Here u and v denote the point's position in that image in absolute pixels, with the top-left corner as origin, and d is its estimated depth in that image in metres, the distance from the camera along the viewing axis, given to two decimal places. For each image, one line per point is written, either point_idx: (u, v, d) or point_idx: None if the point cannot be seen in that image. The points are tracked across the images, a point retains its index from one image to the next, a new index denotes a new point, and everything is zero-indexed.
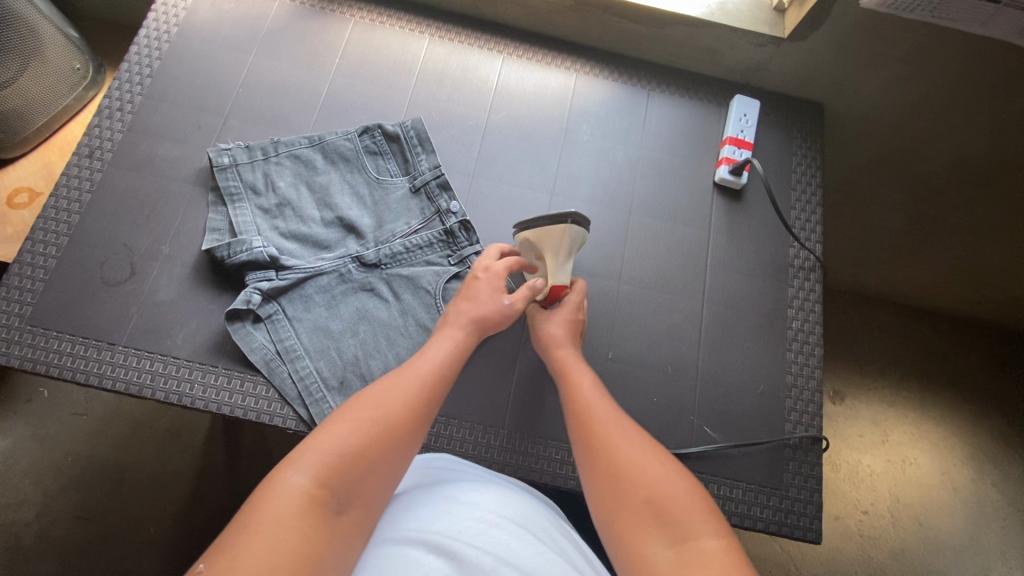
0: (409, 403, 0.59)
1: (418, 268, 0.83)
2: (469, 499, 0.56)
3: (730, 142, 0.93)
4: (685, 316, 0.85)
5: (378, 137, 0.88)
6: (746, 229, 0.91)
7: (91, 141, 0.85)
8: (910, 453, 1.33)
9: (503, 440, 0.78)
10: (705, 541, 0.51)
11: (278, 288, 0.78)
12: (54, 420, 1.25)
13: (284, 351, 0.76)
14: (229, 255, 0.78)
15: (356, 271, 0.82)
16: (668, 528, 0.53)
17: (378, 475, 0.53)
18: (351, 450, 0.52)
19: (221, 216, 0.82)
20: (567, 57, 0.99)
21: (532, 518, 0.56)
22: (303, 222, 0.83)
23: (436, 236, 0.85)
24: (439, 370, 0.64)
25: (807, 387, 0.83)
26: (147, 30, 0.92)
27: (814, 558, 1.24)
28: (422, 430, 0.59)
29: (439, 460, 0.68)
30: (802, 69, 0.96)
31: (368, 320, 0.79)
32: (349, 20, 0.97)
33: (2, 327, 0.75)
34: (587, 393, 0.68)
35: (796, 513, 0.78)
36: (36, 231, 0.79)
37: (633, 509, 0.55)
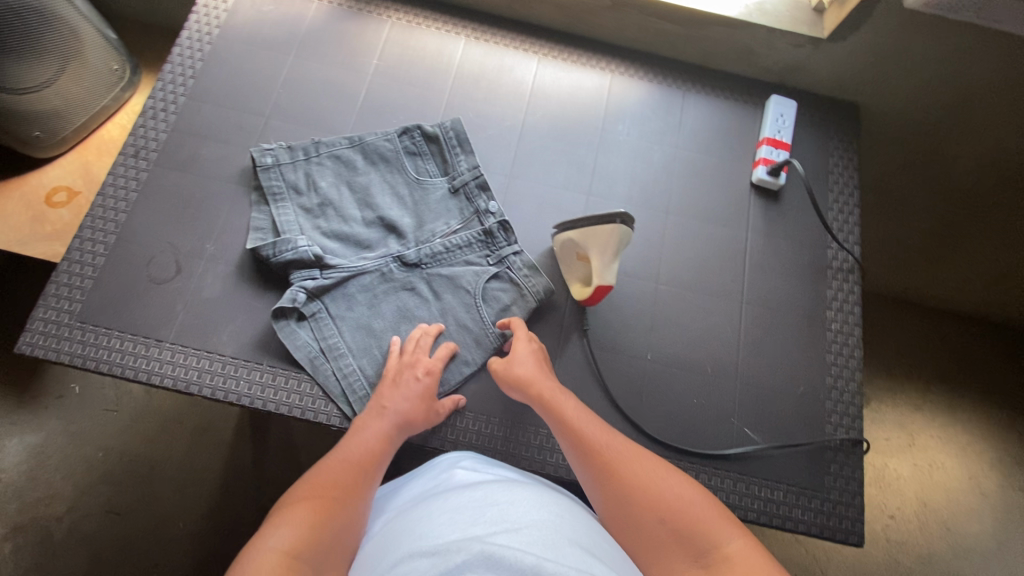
0: (351, 478, 0.62)
1: (457, 269, 0.83)
2: (502, 502, 0.55)
3: (767, 143, 0.93)
4: (724, 317, 0.85)
5: (417, 138, 0.88)
6: (784, 230, 0.90)
7: (136, 140, 0.86)
8: (937, 458, 1.32)
9: (543, 439, 0.78)
10: (729, 545, 0.55)
11: (321, 288, 0.78)
12: (86, 415, 1.27)
13: (328, 349, 0.77)
14: (274, 254, 0.79)
15: (397, 271, 0.82)
16: (690, 542, 0.56)
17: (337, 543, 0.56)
18: (308, 525, 0.55)
19: (265, 216, 0.83)
20: (601, 58, 0.99)
21: (569, 520, 0.55)
22: (344, 221, 0.84)
23: (476, 237, 0.84)
24: (377, 442, 0.68)
25: (847, 389, 0.83)
26: (189, 31, 0.93)
27: (840, 561, 1.23)
28: (366, 500, 0.62)
29: (468, 465, 0.68)
30: (840, 69, 0.96)
31: (410, 319, 0.80)
32: (385, 20, 0.97)
33: (52, 323, 0.76)
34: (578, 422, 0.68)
35: (838, 516, 0.77)
36: (84, 229, 0.81)
37: (653, 532, 0.58)
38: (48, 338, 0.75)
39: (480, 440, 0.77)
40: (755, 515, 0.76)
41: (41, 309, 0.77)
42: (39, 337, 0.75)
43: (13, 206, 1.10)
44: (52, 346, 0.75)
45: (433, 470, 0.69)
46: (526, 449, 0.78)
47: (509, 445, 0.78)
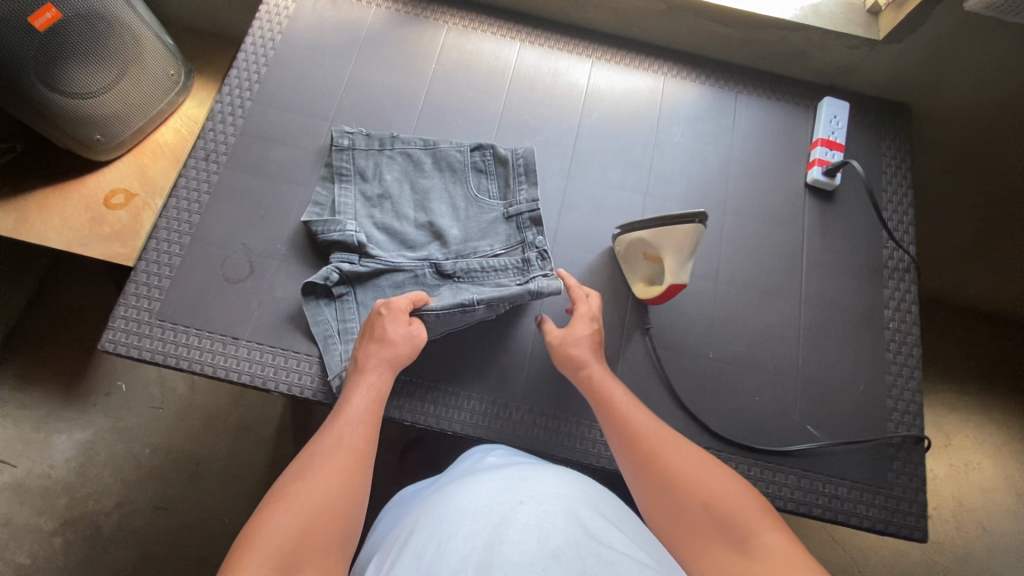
0: (335, 468, 0.59)
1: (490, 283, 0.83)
2: (527, 477, 0.56)
3: (821, 144, 0.94)
4: (783, 316, 0.86)
5: (488, 157, 0.89)
6: (840, 230, 0.92)
7: (206, 144, 0.88)
8: (973, 458, 1.32)
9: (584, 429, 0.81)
10: (767, 536, 0.53)
11: (362, 276, 0.81)
12: (133, 413, 1.29)
13: (343, 332, 0.79)
14: (323, 231, 0.82)
15: (430, 274, 0.83)
16: (726, 529, 0.55)
17: (328, 540, 0.53)
18: (293, 527, 0.52)
19: (327, 192, 0.85)
20: (653, 61, 1.00)
21: (593, 495, 0.55)
22: (397, 218, 0.85)
23: (514, 263, 0.84)
24: (362, 429, 0.64)
25: (906, 387, 0.84)
26: (253, 37, 0.95)
27: (877, 561, 1.23)
28: (360, 490, 0.59)
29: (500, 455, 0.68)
30: (892, 71, 0.97)
31: None
32: (442, 26, 1.00)
33: (132, 321, 0.78)
34: (625, 407, 0.68)
35: (902, 511, 0.78)
36: (159, 230, 0.83)
37: (689, 514, 0.57)
38: (129, 335, 0.78)
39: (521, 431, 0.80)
40: (821, 510, 0.77)
41: (121, 307, 0.79)
42: (121, 335, 0.78)
43: (71, 209, 1.14)
44: (133, 343, 0.77)
45: (465, 460, 0.71)
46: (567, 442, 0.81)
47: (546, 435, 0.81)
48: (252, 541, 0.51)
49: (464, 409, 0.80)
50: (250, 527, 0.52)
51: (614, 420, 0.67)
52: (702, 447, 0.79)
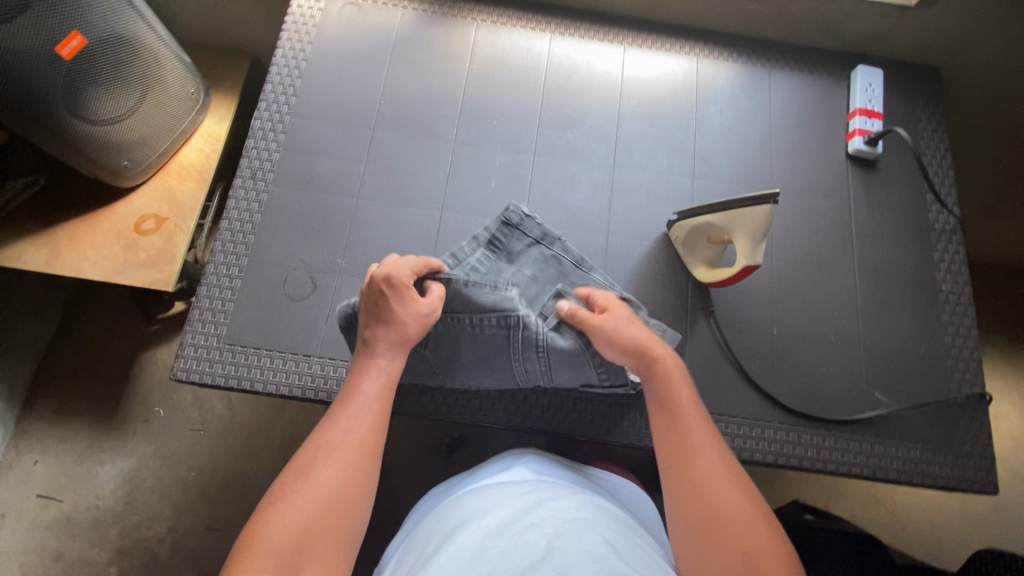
0: (339, 468, 0.57)
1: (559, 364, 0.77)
2: (544, 504, 0.62)
3: (860, 114, 0.95)
4: (839, 287, 0.88)
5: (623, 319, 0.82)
6: (885, 197, 0.93)
7: (251, 162, 0.87)
8: (1003, 408, 1.29)
9: (613, 408, 0.82)
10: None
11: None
12: (174, 436, 1.27)
13: None
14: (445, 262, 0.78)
15: (495, 322, 0.76)
16: None
17: (330, 542, 0.53)
18: (294, 533, 0.52)
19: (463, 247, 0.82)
20: (684, 43, 1.01)
21: (603, 520, 0.60)
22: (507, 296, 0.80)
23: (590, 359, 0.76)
24: (368, 422, 0.61)
25: (965, 347, 0.86)
26: (283, 49, 0.94)
27: (917, 516, 1.23)
28: (364, 489, 0.58)
29: (526, 468, 0.73)
30: (921, 37, 0.98)
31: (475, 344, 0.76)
32: (471, 23, 0.98)
33: (202, 347, 0.78)
34: (682, 402, 0.64)
35: (975, 468, 0.80)
36: (217, 254, 0.82)
37: (712, 543, 0.55)
38: (200, 363, 0.77)
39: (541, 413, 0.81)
40: (896, 474, 0.79)
41: (188, 334, 0.79)
42: (192, 362, 0.77)
43: (102, 237, 1.12)
44: (204, 369, 0.77)
45: (495, 466, 0.75)
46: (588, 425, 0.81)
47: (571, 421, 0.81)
48: (252, 544, 0.51)
49: (479, 399, 0.81)
50: (252, 525, 0.52)
51: (669, 418, 0.63)
52: (777, 422, 0.81)
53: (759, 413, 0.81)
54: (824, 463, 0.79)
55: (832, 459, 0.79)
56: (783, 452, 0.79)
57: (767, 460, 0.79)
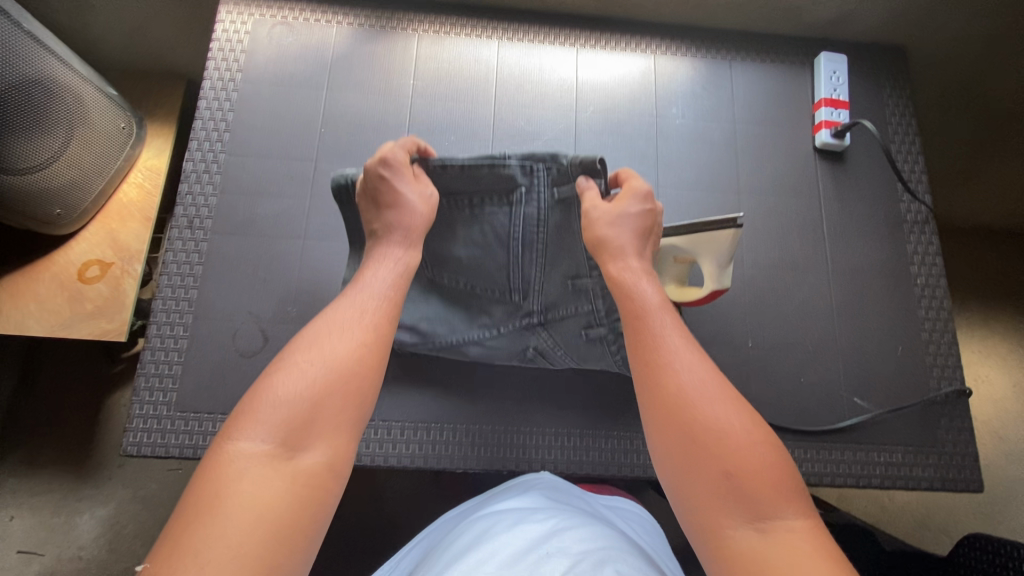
0: (351, 344, 0.54)
1: (559, 248, 0.69)
2: (561, 533, 0.58)
3: (825, 104, 0.91)
4: (813, 290, 0.85)
5: None
6: (855, 191, 0.90)
7: (186, 210, 0.81)
8: (982, 371, 1.29)
9: (591, 438, 0.80)
10: (785, 515, 0.47)
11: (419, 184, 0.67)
12: (150, 480, 1.22)
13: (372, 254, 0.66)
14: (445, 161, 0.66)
15: (492, 200, 0.67)
16: (743, 502, 0.48)
17: (336, 418, 0.51)
18: (300, 403, 0.50)
19: None
20: (640, 39, 0.95)
21: (614, 551, 0.56)
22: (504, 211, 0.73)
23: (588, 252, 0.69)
24: (382, 306, 0.59)
25: (943, 341, 0.84)
26: (210, 79, 0.87)
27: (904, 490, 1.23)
28: (376, 367, 0.55)
29: (538, 489, 0.71)
30: (884, 17, 0.94)
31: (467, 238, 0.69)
32: (412, 34, 0.92)
33: (152, 417, 0.73)
34: (651, 311, 0.59)
35: (955, 466, 0.79)
36: (158, 314, 0.77)
37: (700, 459, 0.51)
38: (151, 435, 0.73)
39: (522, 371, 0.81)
40: (879, 480, 0.78)
41: (136, 404, 0.74)
42: (143, 435, 0.73)
43: (44, 290, 1.06)
44: (157, 442, 0.73)
45: (507, 488, 0.73)
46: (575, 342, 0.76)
47: (558, 336, 0.75)
48: (255, 408, 0.49)
49: (444, 444, 0.78)
50: (252, 392, 0.50)
51: (641, 330, 0.58)
52: None
53: None
54: (807, 476, 0.78)
55: (814, 471, 0.78)
56: None
57: None
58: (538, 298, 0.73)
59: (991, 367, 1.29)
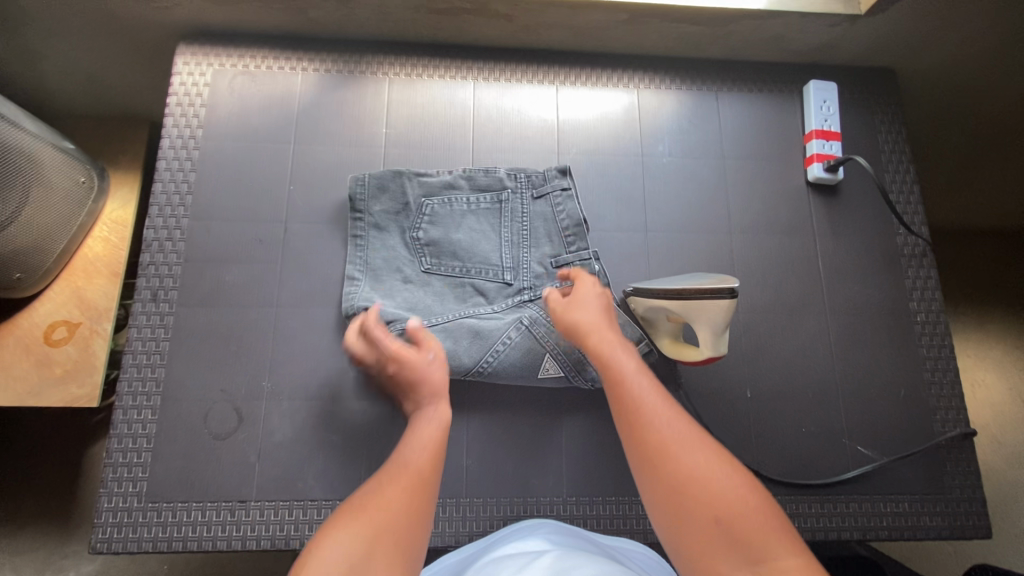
0: (397, 474, 0.54)
1: (538, 231, 0.82)
2: (570, 565, 0.55)
3: (817, 136, 0.88)
4: (811, 332, 0.82)
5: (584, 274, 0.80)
6: (850, 225, 0.87)
7: (149, 281, 0.77)
8: (977, 375, 1.28)
9: (590, 505, 0.75)
10: (782, 558, 0.44)
11: (425, 185, 0.81)
12: None
13: (375, 229, 0.80)
14: (436, 173, 0.83)
15: (485, 200, 0.82)
16: (742, 548, 0.45)
17: (394, 543, 0.47)
18: (358, 536, 0.47)
19: (441, 178, 0.82)
20: (622, 73, 0.91)
21: None
22: (476, 204, 0.82)
23: (562, 230, 0.81)
24: (424, 436, 0.59)
25: (945, 380, 0.82)
26: (169, 138, 0.82)
27: None
28: (424, 494, 0.53)
29: (546, 535, 0.66)
30: (874, 42, 0.90)
31: (448, 221, 0.81)
32: (382, 78, 0.87)
33: (122, 510, 0.69)
34: (627, 374, 0.57)
35: (963, 513, 0.76)
36: (123, 396, 0.72)
37: (687, 514, 0.48)
38: (121, 529, 0.68)
39: (523, 363, 0.74)
40: (886, 532, 0.75)
41: (103, 497, 0.69)
42: (113, 531, 0.68)
43: (9, 356, 1.00)
44: (128, 537, 0.68)
45: (511, 536, 0.67)
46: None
47: (549, 309, 0.78)
48: (315, 555, 0.45)
49: (434, 520, 0.72)
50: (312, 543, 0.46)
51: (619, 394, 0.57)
52: None
53: None
54: (812, 532, 0.75)
55: (820, 526, 0.75)
56: None
57: None
58: (526, 274, 0.80)
59: (992, 375, 1.27)
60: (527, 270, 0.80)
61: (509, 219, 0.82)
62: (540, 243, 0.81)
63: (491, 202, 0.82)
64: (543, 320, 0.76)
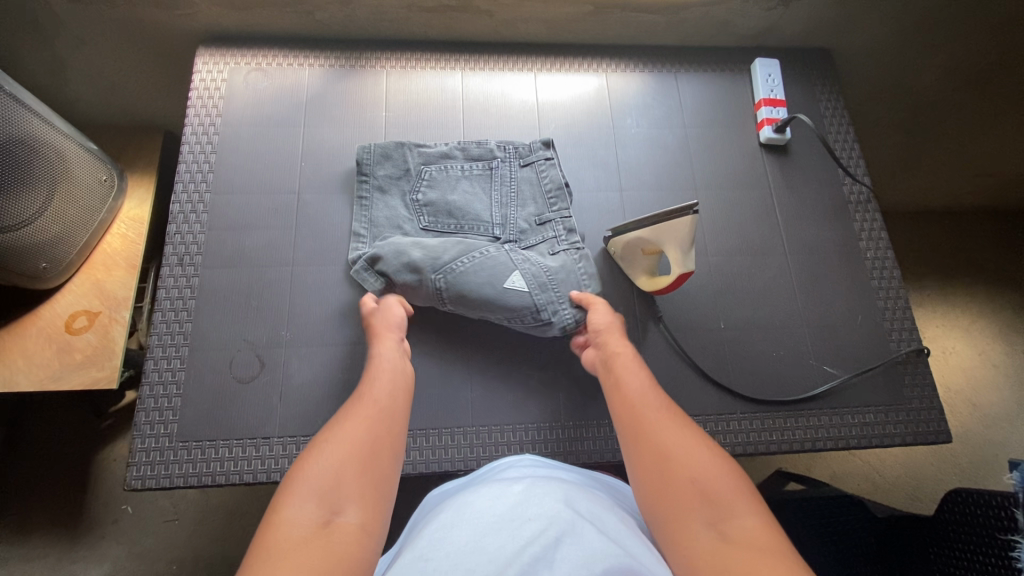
0: (362, 423, 0.60)
1: (524, 193, 0.91)
2: (539, 493, 0.57)
3: (765, 104, 1.00)
4: (775, 270, 0.92)
5: (565, 228, 0.88)
6: (801, 178, 0.98)
7: (176, 248, 0.85)
8: (948, 343, 1.34)
9: (588, 429, 0.81)
10: (745, 520, 0.50)
11: (424, 155, 0.91)
12: (147, 531, 1.13)
13: (378, 191, 0.89)
14: (432, 146, 0.92)
15: (477, 167, 0.92)
16: (710, 508, 0.52)
17: (362, 480, 0.54)
18: (324, 477, 0.53)
19: (437, 149, 0.92)
20: (592, 60, 1.04)
21: (600, 522, 0.54)
22: (467, 171, 0.91)
23: (546, 192, 0.90)
24: (383, 388, 0.67)
25: (898, 307, 0.91)
26: (191, 126, 0.92)
27: (893, 461, 1.25)
28: (385, 445, 0.60)
29: (525, 466, 0.68)
30: (808, 25, 1.03)
31: (441, 183, 0.90)
32: (380, 70, 0.99)
33: (154, 450, 0.75)
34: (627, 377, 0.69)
35: (924, 420, 0.84)
36: (154, 348, 0.79)
37: (663, 476, 0.56)
38: (154, 467, 0.74)
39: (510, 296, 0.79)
40: (856, 441, 0.83)
41: (137, 439, 0.75)
42: (146, 468, 0.74)
43: (32, 345, 1.03)
44: (161, 473, 0.74)
45: (491, 472, 0.68)
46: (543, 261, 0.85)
47: (529, 255, 0.86)
48: (296, 485, 0.52)
49: (445, 448, 0.78)
50: (292, 474, 0.54)
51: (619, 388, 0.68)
52: (740, 414, 0.83)
53: (723, 407, 0.83)
54: (789, 444, 0.82)
55: (795, 438, 0.82)
56: (750, 441, 0.82)
57: (737, 451, 0.81)
58: (512, 228, 0.88)
59: (960, 342, 1.34)
60: (513, 225, 0.88)
61: (499, 183, 0.91)
62: (527, 203, 0.90)
63: (482, 168, 0.92)
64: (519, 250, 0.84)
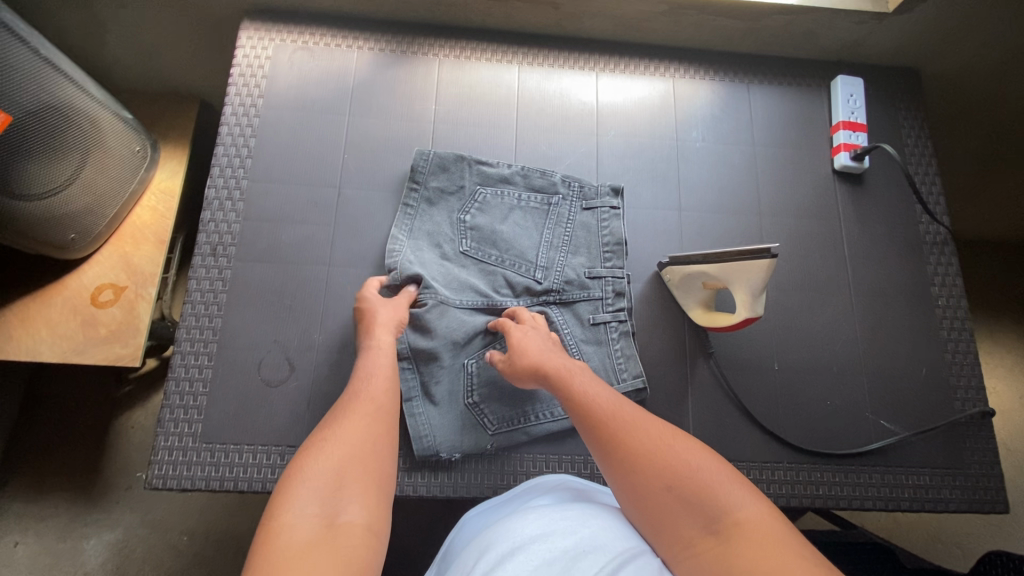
0: (359, 420, 0.57)
1: (579, 239, 0.85)
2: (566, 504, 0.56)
3: (844, 127, 0.92)
4: (836, 310, 0.86)
5: (612, 293, 0.82)
6: (875, 213, 0.91)
7: (209, 236, 0.81)
8: (993, 385, 1.27)
9: None
10: (739, 512, 0.48)
11: (482, 174, 0.85)
12: (160, 505, 1.12)
13: (431, 199, 0.84)
14: (494, 165, 0.86)
15: (535, 200, 0.86)
16: (701, 509, 0.49)
17: (365, 480, 0.52)
18: (327, 474, 0.51)
19: (496, 170, 0.86)
20: (658, 63, 0.96)
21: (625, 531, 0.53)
22: (524, 199, 0.86)
23: (601, 246, 0.84)
24: (380, 386, 0.63)
25: (966, 363, 0.84)
26: (232, 105, 0.87)
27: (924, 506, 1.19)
28: (385, 439, 0.57)
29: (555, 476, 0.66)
30: (898, 44, 0.95)
31: (495, 213, 0.84)
32: (434, 59, 0.92)
33: (177, 449, 0.72)
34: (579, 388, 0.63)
35: (983, 489, 0.79)
36: (182, 343, 0.76)
37: (646, 485, 0.52)
38: (176, 467, 0.71)
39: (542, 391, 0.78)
40: (908, 503, 0.78)
41: (159, 436, 0.72)
42: (168, 468, 0.71)
43: (56, 315, 1.01)
44: (182, 474, 0.71)
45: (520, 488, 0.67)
46: (582, 328, 0.81)
47: (568, 317, 0.82)
48: (295, 483, 0.50)
49: (476, 474, 0.75)
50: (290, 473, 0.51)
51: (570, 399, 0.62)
52: (787, 463, 0.78)
53: (768, 454, 0.79)
54: (836, 499, 0.77)
55: (844, 494, 0.77)
56: (796, 494, 0.77)
57: (781, 503, 0.76)
58: (557, 276, 0.82)
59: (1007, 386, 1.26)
60: (559, 273, 0.82)
61: (560, 219, 0.85)
62: (580, 251, 0.84)
63: (541, 197, 0.86)
64: (553, 326, 0.81)
